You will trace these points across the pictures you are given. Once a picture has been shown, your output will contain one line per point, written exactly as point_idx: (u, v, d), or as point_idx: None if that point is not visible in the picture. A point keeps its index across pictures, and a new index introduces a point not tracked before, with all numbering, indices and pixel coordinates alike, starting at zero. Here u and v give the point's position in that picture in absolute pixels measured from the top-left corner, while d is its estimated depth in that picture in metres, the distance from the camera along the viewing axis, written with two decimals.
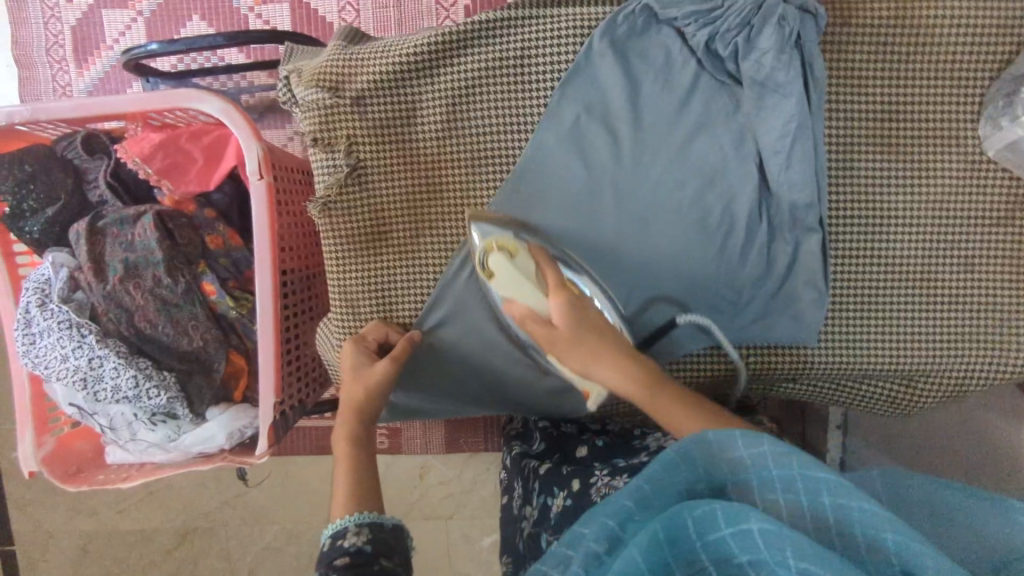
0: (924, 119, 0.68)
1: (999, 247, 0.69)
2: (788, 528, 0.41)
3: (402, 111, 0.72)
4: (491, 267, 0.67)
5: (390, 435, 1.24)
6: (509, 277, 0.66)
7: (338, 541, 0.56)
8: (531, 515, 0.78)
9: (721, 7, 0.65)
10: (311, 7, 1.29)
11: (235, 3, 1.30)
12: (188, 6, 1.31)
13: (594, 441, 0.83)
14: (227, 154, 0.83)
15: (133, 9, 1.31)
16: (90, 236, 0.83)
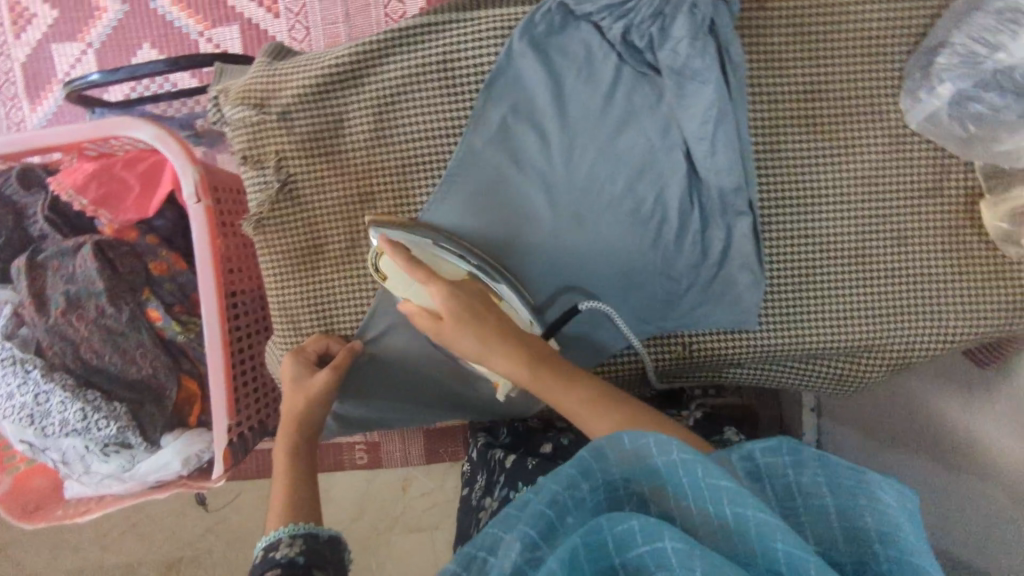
0: (847, 97, 0.69)
1: (929, 218, 0.70)
2: (699, 547, 0.42)
3: (329, 124, 0.71)
4: (384, 270, 0.67)
5: (369, 450, 1.23)
6: (399, 278, 0.66)
7: (270, 553, 0.55)
8: (490, 507, 0.77)
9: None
10: (261, 28, 1.30)
11: (184, 28, 1.30)
12: (137, 34, 1.31)
13: (560, 440, 0.83)
14: (163, 179, 0.83)
15: (82, 42, 1.31)
16: (30, 272, 0.82)
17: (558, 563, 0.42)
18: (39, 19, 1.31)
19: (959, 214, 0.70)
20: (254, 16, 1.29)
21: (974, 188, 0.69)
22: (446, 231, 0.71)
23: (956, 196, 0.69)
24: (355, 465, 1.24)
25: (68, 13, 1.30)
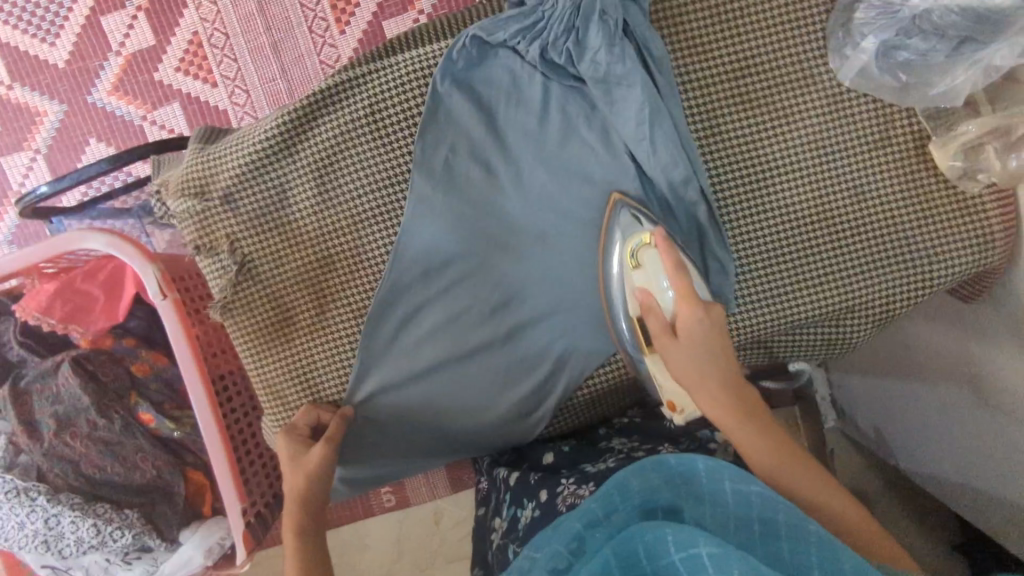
0: (775, 67, 0.69)
1: (881, 169, 0.70)
2: (736, 553, 0.39)
3: (274, 198, 0.72)
4: (640, 259, 0.64)
5: (396, 491, 1.23)
6: (652, 271, 0.63)
7: None
8: (502, 527, 0.76)
9: (542, 19, 0.66)
10: (202, 100, 1.30)
11: (127, 115, 1.30)
12: (82, 131, 1.30)
13: (561, 447, 0.81)
14: (127, 287, 0.83)
15: (30, 150, 1.31)
16: (15, 399, 0.82)
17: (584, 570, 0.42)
18: None
19: (911, 159, 0.69)
20: (192, 90, 1.29)
21: (920, 130, 0.69)
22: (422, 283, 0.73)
23: (903, 141, 0.69)
24: (384, 509, 1.23)
25: (9, 125, 1.30)
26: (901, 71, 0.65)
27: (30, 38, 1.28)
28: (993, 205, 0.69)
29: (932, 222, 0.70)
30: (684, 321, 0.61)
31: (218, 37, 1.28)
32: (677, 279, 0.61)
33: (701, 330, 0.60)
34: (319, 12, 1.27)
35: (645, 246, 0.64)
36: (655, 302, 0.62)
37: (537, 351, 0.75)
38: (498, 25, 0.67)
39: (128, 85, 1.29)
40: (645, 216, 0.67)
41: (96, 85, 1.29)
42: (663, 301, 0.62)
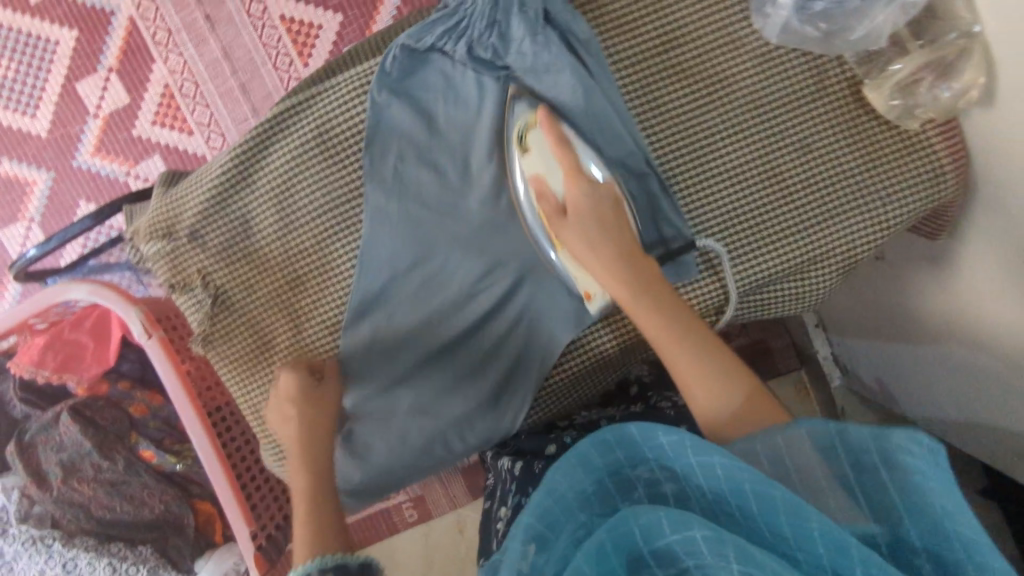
0: (701, 35, 0.70)
1: (821, 119, 0.70)
2: (728, 534, 0.42)
3: (238, 228, 0.74)
4: (528, 142, 0.66)
5: (416, 505, 1.24)
6: (542, 155, 0.65)
7: None
8: (504, 516, 0.73)
9: (465, 16, 0.68)
10: (181, 149, 1.33)
11: (111, 173, 1.34)
12: (71, 195, 1.35)
13: (563, 438, 0.76)
14: (114, 330, 0.86)
15: (25, 220, 1.35)
16: (21, 453, 0.85)
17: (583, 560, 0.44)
18: None
19: (849, 104, 0.70)
20: (171, 140, 1.33)
21: (853, 76, 0.70)
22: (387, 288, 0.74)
23: (838, 88, 0.70)
24: (407, 524, 1.24)
25: (2, 198, 1.35)
26: (820, 21, 0.66)
27: (13, 112, 1.33)
28: (939, 137, 0.69)
29: (879, 164, 0.71)
30: (574, 200, 0.63)
31: (188, 86, 1.31)
32: (564, 159, 0.64)
33: (590, 205, 0.63)
34: (281, 48, 1.30)
35: (533, 130, 0.66)
36: (547, 185, 0.64)
37: (512, 340, 0.76)
38: (423, 31, 0.69)
39: (109, 144, 1.33)
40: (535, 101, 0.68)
41: (79, 148, 1.34)
42: (555, 184, 0.65)
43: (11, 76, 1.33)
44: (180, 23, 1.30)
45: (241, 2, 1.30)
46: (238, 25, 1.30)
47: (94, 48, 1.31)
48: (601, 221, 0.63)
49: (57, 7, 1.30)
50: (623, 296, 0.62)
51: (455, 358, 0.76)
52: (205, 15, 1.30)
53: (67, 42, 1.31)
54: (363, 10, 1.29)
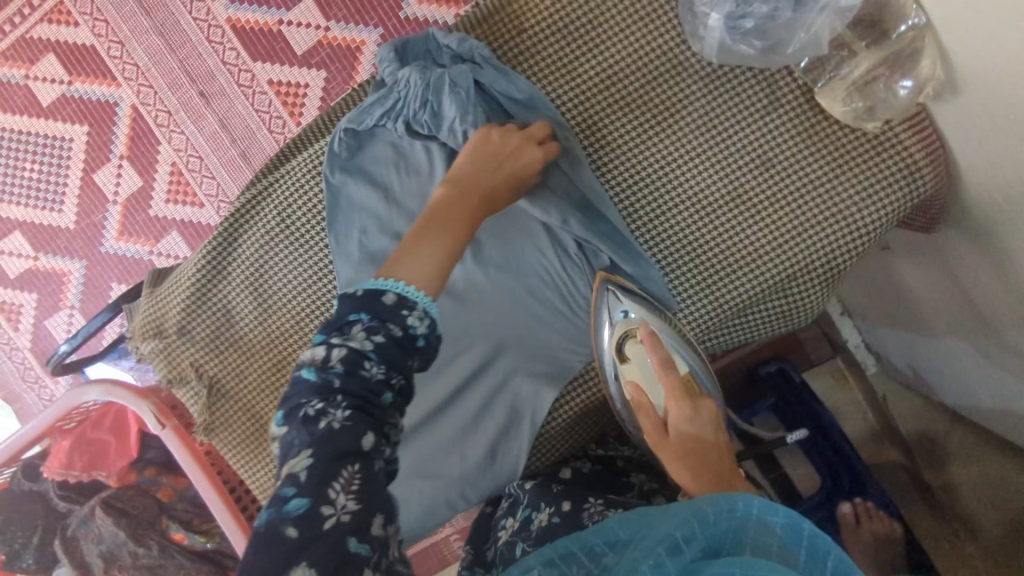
0: (640, 67, 0.69)
1: (778, 133, 0.68)
2: None
3: (221, 321, 0.77)
4: (628, 353, 0.72)
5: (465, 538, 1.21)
6: (644, 365, 0.71)
7: (404, 306, 0.49)
8: (509, 526, 0.72)
9: (397, 100, 0.69)
10: (196, 223, 1.33)
11: (135, 254, 1.35)
12: (104, 279, 1.36)
13: (579, 467, 0.78)
14: (131, 424, 0.93)
15: (67, 307, 1.38)
16: (65, 547, 0.90)
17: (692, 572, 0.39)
18: (25, 306, 1.38)
19: (804, 113, 0.67)
20: (186, 216, 1.33)
21: (804, 84, 0.67)
22: None
23: (790, 98, 0.67)
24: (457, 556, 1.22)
25: (43, 290, 1.37)
26: (754, 38, 0.64)
27: (39, 209, 1.36)
28: (908, 133, 0.65)
29: (848, 169, 0.67)
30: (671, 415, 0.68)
31: (194, 161, 1.32)
32: (659, 370, 0.70)
33: (688, 431, 0.67)
34: (273, 111, 1.28)
35: (632, 340, 0.71)
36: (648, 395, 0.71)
37: (499, 392, 0.76)
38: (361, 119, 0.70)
39: (131, 227, 1.35)
40: (627, 294, 0.71)
41: (105, 235, 1.35)
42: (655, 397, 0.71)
43: (33, 176, 1.35)
44: (178, 103, 1.30)
45: (231, 73, 1.28)
46: (232, 96, 1.29)
47: (104, 139, 1.33)
48: (698, 440, 0.66)
49: (67, 105, 1.33)
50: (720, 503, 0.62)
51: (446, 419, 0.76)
52: (199, 92, 1.29)
53: (80, 138, 1.33)
54: (346, 62, 1.26)
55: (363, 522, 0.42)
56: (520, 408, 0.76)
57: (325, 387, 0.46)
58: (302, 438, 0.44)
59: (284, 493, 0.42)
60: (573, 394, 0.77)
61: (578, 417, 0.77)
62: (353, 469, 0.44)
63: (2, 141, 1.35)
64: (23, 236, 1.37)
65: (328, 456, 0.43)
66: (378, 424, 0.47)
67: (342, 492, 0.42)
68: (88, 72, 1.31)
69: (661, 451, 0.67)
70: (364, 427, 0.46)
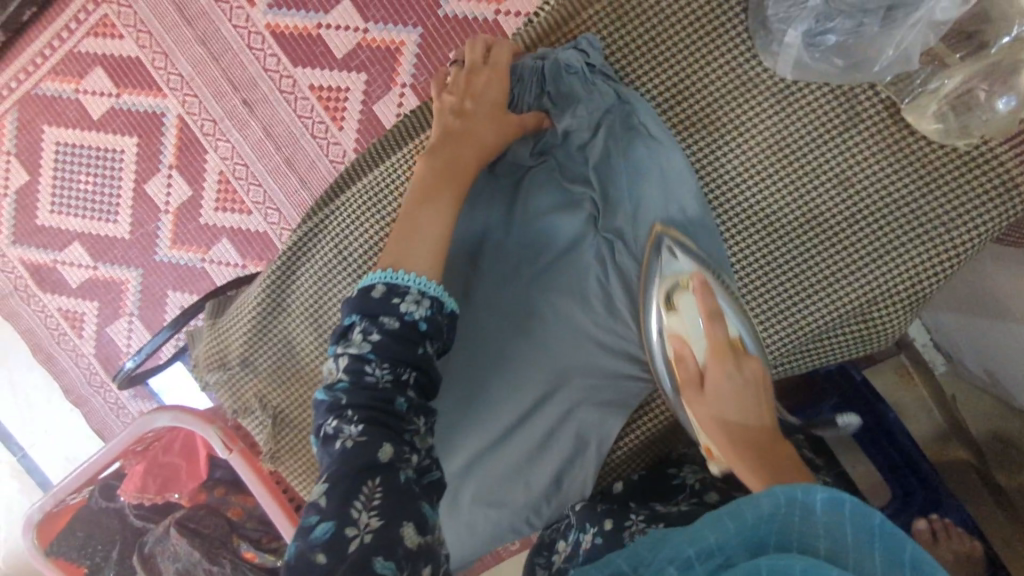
0: (706, 83, 0.66)
1: (860, 150, 0.64)
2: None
3: (284, 352, 0.78)
4: (677, 302, 0.66)
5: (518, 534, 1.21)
6: (688, 312, 0.65)
7: (393, 296, 0.56)
8: (564, 549, 0.71)
9: (515, 95, 0.70)
10: (245, 229, 1.34)
11: (189, 262, 1.37)
12: (160, 287, 1.39)
13: (632, 477, 0.76)
14: (199, 447, 0.96)
15: (127, 314, 1.41)
16: (144, 562, 0.94)
17: None
18: (87, 314, 1.42)
19: (888, 130, 0.63)
20: (234, 223, 1.34)
21: (887, 99, 0.62)
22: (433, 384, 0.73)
23: (873, 113, 0.63)
24: (511, 553, 1.21)
25: (104, 298, 1.41)
26: (835, 55, 0.61)
27: (97, 221, 1.39)
28: (1005, 149, 0.60)
29: (940, 191, 0.62)
30: (714, 375, 0.64)
31: (240, 169, 1.32)
32: (710, 329, 0.65)
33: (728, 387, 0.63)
34: (315, 116, 1.27)
35: (683, 290, 0.66)
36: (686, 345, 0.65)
37: (563, 420, 0.74)
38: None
39: (183, 235, 1.36)
40: (684, 249, 0.66)
41: (159, 244, 1.37)
42: (696, 351, 0.65)
43: (89, 188, 1.38)
44: (222, 110, 1.31)
45: (272, 79, 1.28)
46: (274, 103, 1.28)
47: (153, 150, 1.34)
48: (739, 398, 0.63)
49: (116, 118, 1.34)
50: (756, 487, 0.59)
51: (510, 450, 0.74)
52: (242, 99, 1.29)
53: (131, 150, 1.35)
54: (384, 64, 1.23)
55: (385, 538, 0.48)
56: (588, 438, 0.74)
57: (335, 404, 0.54)
58: (326, 457, 0.53)
59: (311, 521, 0.48)
60: (641, 406, 0.75)
61: (641, 432, 0.76)
62: (374, 484, 0.50)
63: (59, 155, 1.38)
64: (82, 246, 1.40)
65: (351, 474, 0.50)
66: (397, 431, 0.53)
67: (363, 510, 0.49)
68: (134, 84, 1.33)
69: (697, 405, 0.65)
70: (378, 436, 0.52)
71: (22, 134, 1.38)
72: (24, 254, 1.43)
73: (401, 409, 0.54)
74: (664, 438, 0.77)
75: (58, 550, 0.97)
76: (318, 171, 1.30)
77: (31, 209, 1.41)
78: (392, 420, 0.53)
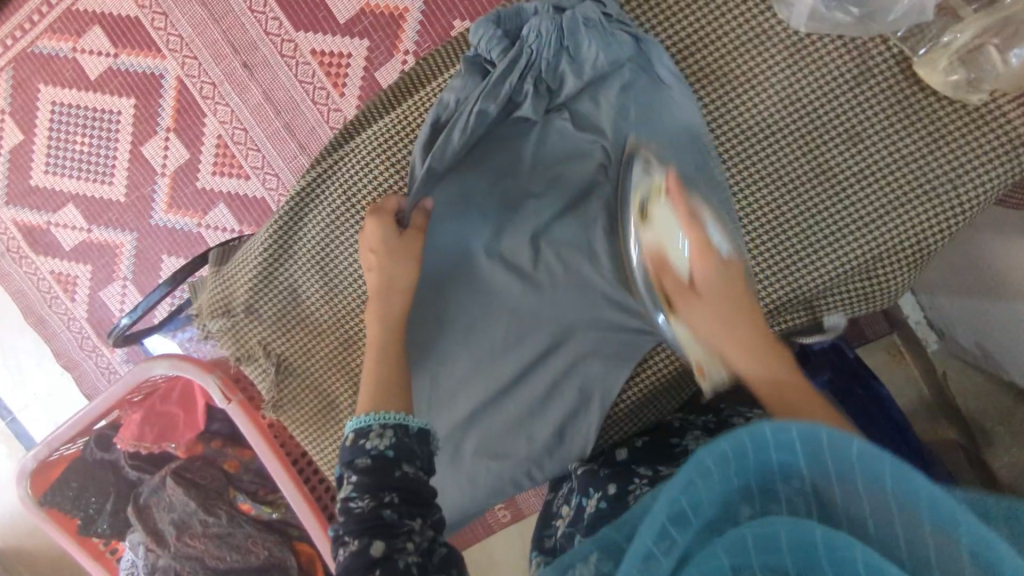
0: (721, 37, 0.67)
1: (871, 104, 0.65)
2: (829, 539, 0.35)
3: (288, 299, 0.78)
4: (652, 211, 0.60)
5: (509, 505, 1.21)
6: (664, 222, 0.58)
7: (360, 439, 0.56)
8: (564, 517, 0.69)
9: (528, 55, 0.67)
10: (242, 195, 1.32)
11: (185, 227, 1.35)
12: (155, 251, 1.37)
13: (635, 441, 0.74)
14: (198, 399, 0.96)
15: (120, 279, 1.39)
16: (139, 515, 0.93)
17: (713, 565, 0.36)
18: (80, 277, 1.40)
19: (898, 85, 0.64)
20: (232, 188, 1.32)
21: (900, 54, 0.63)
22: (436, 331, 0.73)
23: (884, 68, 0.64)
24: (503, 523, 1.21)
25: (97, 262, 1.39)
26: (851, 5, 0.63)
27: (91, 182, 1.36)
28: (1012, 106, 0.61)
29: (949, 146, 0.63)
30: (704, 282, 0.55)
31: (238, 133, 1.30)
32: (693, 239, 0.55)
33: (711, 285, 0.55)
34: (316, 82, 1.26)
35: (657, 199, 0.60)
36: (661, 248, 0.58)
37: (567, 373, 0.74)
38: (479, 92, 0.67)
39: (180, 199, 1.35)
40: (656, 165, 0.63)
41: (154, 207, 1.35)
42: (679, 260, 0.56)
43: (84, 149, 1.35)
44: (221, 74, 1.29)
45: (272, 43, 1.26)
46: (274, 67, 1.27)
47: (150, 112, 1.32)
48: (731, 309, 0.54)
49: (113, 78, 1.32)
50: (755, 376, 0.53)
51: (512, 401, 0.75)
52: (242, 62, 1.27)
53: (127, 110, 1.33)
54: (387, 31, 1.23)
55: None
56: (588, 392, 0.74)
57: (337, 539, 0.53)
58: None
59: None
60: (641, 361, 0.75)
61: (641, 387, 0.75)
62: None
63: (53, 114, 1.35)
64: (77, 208, 1.38)
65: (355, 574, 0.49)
66: (393, 535, 0.51)
67: None
68: (133, 44, 1.30)
69: (692, 314, 0.56)
70: (371, 541, 0.51)
71: (16, 92, 1.36)
72: (15, 216, 1.40)
73: (392, 519, 0.52)
74: (665, 396, 0.77)
75: (52, 501, 0.95)
76: (317, 136, 1.29)
77: (24, 170, 1.38)
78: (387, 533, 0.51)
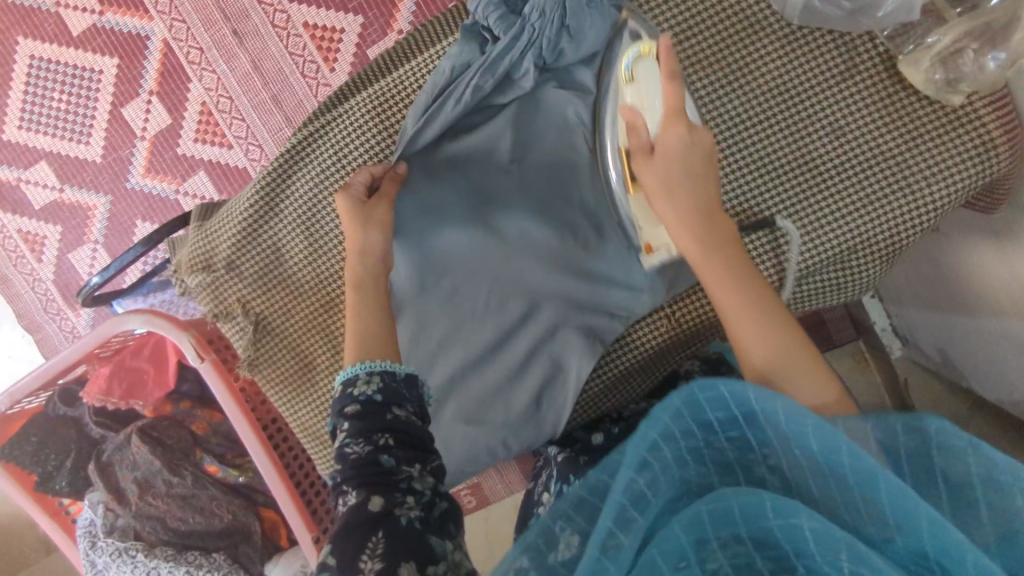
0: (717, 25, 0.69)
1: (855, 99, 0.67)
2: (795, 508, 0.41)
3: (271, 257, 0.77)
4: (636, 72, 0.64)
5: (474, 491, 1.21)
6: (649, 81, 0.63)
7: (349, 389, 0.57)
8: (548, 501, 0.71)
9: (530, 31, 0.68)
10: (224, 163, 1.31)
11: (162, 193, 1.33)
12: (129, 215, 1.34)
13: (611, 428, 0.77)
14: (170, 358, 0.95)
15: (90, 242, 1.36)
16: (101, 472, 0.92)
17: (679, 530, 0.43)
18: (49, 238, 1.37)
19: (881, 82, 0.67)
20: (214, 156, 1.31)
21: (884, 52, 0.67)
22: (417, 295, 0.74)
23: (869, 65, 0.67)
24: (466, 509, 1.21)
25: (68, 223, 1.36)
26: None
27: (66, 140, 1.33)
28: (986, 108, 0.64)
29: (924, 144, 0.66)
30: (665, 141, 0.60)
31: (224, 101, 1.28)
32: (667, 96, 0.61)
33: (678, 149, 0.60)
34: (307, 55, 1.25)
35: (645, 59, 0.64)
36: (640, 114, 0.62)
37: (546, 344, 0.75)
38: (478, 67, 0.69)
39: (157, 164, 1.32)
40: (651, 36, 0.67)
41: (131, 170, 1.33)
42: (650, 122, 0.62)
43: (61, 105, 1.32)
44: (210, 40, 1.27)
45: (265, 12, 1.25)
46: (265, 37, 1.25)
47: (133, 73, 1.29)
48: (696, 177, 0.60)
49: (97, 37, 1.29)
50: (693, 255, 0.60)
51: (492, 369, 0.76)
52: (233, 30, 1.26)
53: (109, 70, 1.30)
54: (383, 9, 1.23)
55: (397, 555, 0.49)
56: (565, 365, 0.75)
57: (338, 489, 0.54)
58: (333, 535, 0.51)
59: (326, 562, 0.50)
60: (623, 338, 0.76)
61: (623, 367, 0.77)
62: (378, 535, 0.50)
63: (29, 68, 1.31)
64: (49, 165, 1.34)
65: (356, 535, 0.50)
66: (393, 484, 0.53)
67: (370, 559, 0.49)
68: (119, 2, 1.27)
69: (646, 171, 0.61)
70: (372, 491, 0.52)
71: None
72: None
73: (390, 465, 0.53)
74: (644, 378, 0.79)
75: (10, 455, 0.92)
76: (304, 109, 1.28)
77: None
78: (386, 479, 0.53)
